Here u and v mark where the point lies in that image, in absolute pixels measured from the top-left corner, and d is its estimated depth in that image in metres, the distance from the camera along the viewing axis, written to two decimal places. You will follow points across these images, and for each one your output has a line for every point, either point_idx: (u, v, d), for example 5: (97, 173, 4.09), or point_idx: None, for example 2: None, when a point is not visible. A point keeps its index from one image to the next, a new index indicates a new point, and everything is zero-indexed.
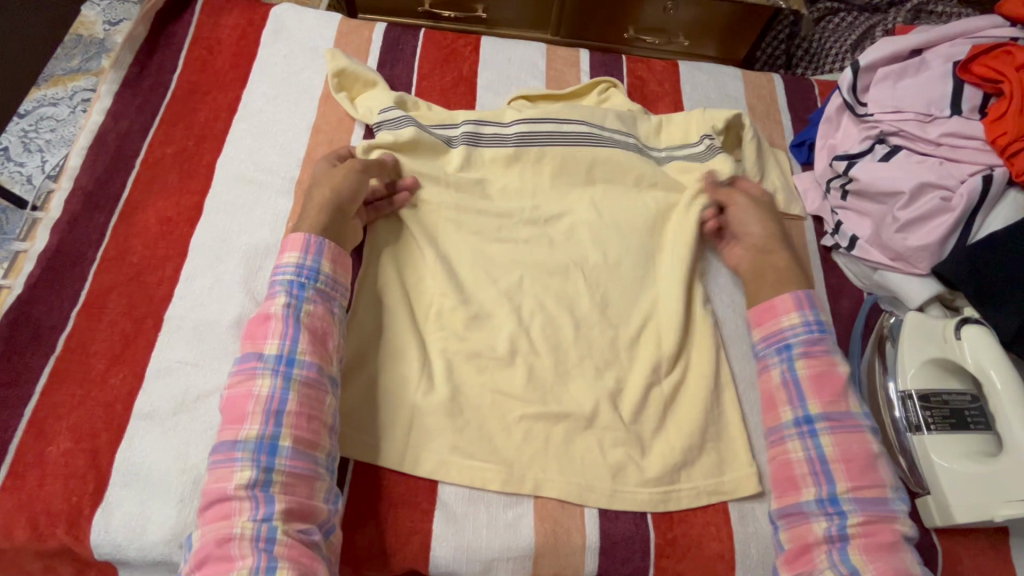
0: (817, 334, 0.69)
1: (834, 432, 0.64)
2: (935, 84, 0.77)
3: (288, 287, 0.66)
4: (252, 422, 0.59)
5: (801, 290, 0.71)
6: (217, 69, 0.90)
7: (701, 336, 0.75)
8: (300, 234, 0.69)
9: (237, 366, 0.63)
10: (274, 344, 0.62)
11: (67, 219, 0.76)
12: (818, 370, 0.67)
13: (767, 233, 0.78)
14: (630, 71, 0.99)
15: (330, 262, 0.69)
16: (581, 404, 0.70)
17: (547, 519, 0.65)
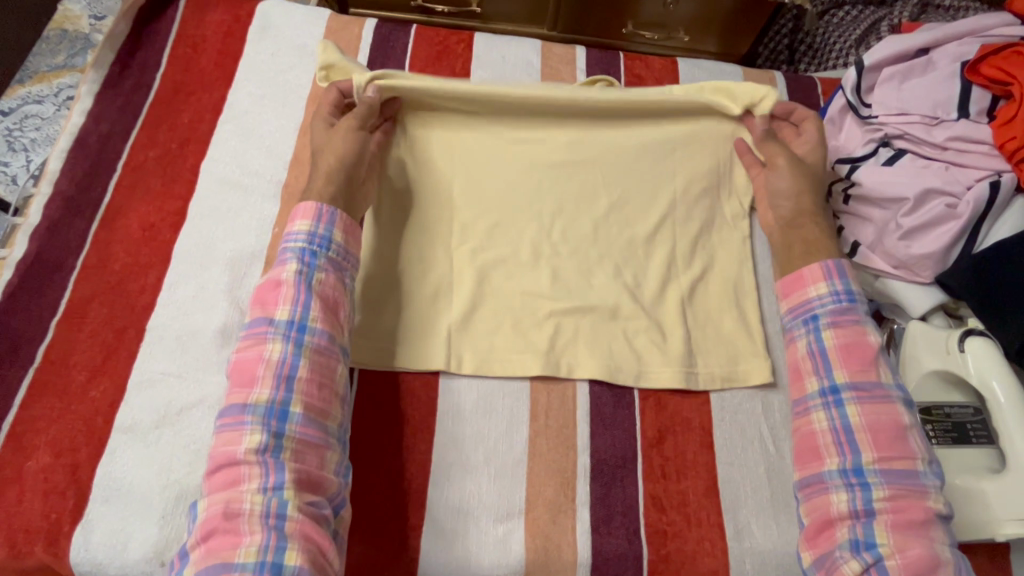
0: (846, 305, 0.66)
1: (861, 403, 0.62)
2: (942, 85, 0.74)
3: (300, 255, 0.64)
4: (262, 386, 0.57)
5: (831, 259, 0.68)
6: (201, 67, 0.87)
7: (723, 244, 0.81)
8: (312, 203, 0.67)
9: (246, 331, 0.61)
10: (286, 310, 0.61)
11: (46, 225, 0.74)
12: (846, 340, 0.65)
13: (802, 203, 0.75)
14: (628, 70, 0.96)
15: (343, 233, 0.67)
16: (606, 297, 0.75)
17: (537, 536, 0.64)
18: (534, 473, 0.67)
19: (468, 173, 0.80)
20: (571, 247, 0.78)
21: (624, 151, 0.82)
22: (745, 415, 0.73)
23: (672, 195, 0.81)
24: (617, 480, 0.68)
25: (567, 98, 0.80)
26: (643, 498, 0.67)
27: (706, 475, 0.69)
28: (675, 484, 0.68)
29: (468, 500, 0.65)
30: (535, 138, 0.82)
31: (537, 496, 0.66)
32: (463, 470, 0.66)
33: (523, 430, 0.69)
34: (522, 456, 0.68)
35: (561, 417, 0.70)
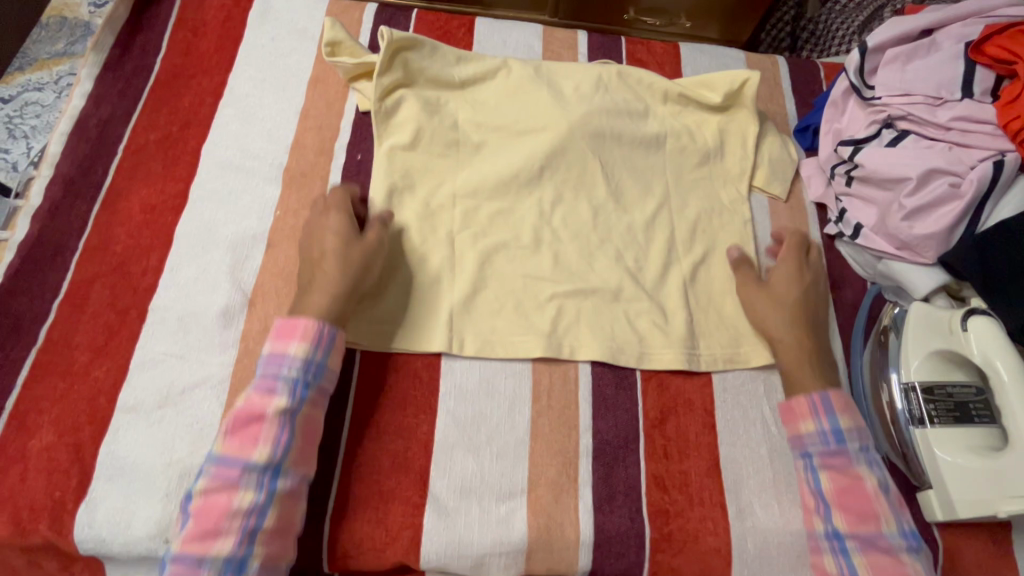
0: (835, 447, 0.63)
1: (866, 553, 0.59)
2: (945, 65, 0.74)
3: (292, 386, 0.60)
4: (226, 538, 0.54)
5: (819, 393, 0.65)
6: (202, 52, 0.87)
7: (722, 232, 0.81)
8: (311, 323, 0.63)
9: (215, 466, 0.57)
10: (263, 452, 0.57)
11: (48, 207, 0.74)
12: (842, 485, 0.62)
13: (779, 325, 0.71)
14: (630, 54, 0.96)
15: (338, 358, 0.64)
16: (608, 279, 0.76)
17: (540, 515, 0.64)
18: (536, 454, 0.67)
19: (470, 158, 0.81)
20: (572, 229, 0.78)
21: (618, 133, 0.83)
22: (745, 396, 0.73)
23: (666, 183, 0.83)
24: (619, 460, 0.68)
25: (557, 93, 0.85)
26: (645, 478, 0.67)
27: (708, 455, 0.69)
28: (677, 465, 0.68)
29: (470, 479, 0.65)
30: (535, 128, 0.82)
31: (539, 476, 0.66)
32: (466, 450, 0.66)
33: (525, 411, 0.69)
34: (524, 437, 0.68)
35: (563, 398, 0.70)
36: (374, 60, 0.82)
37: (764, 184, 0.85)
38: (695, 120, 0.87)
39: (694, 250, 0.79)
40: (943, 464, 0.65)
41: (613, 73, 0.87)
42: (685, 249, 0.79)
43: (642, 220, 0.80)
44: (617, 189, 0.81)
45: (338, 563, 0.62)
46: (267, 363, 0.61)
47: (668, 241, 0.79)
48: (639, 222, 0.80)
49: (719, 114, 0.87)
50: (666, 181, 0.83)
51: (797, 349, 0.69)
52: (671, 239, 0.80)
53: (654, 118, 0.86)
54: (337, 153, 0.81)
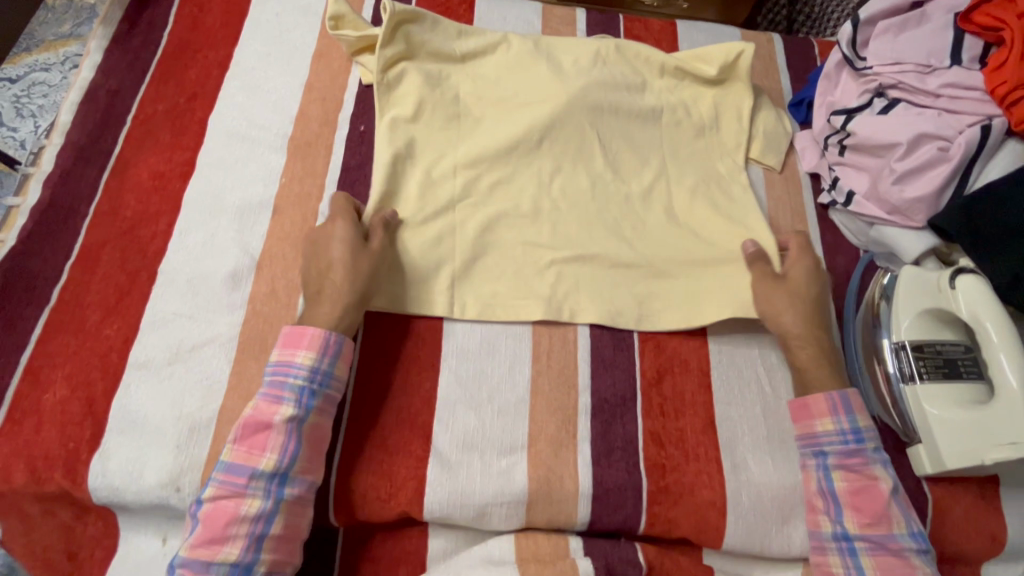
0: (853, 447, 0.65)
1: (874, 555, 0.63)
2: (935, 35, 0.76)
3: (298, 395, 0.61)
4: (233, 544, 0.57)
5: (837, 392, 0.67)
6: (208, 26, 0.88)
7: (722, 203, 0.82)
8: (317, 332, 0.63)
9: (224, 472, 0.59)
10: (271, 460, 0.59)
11: (59, 173, 0.75)
12: (856, 487, 0.64)
13: (798, 324, 0.70)
14: (628, 31, 0.98)
15: (345, 364, 0.65)
16: (606, 245, 0.77)
17: (540, 467, 0.66)
18: (536, 411, 0.69)
19: (471, 128, 0.82)
20: (571, 198, 0.80)
21: (617, 106, 0.84)
22: (740, 356, 0.74)
23: (665, 155, 0.84)
24: (617, 417, 0.70)
25: (558, 66, 0.86)
26: (642, 434, 0.69)
27: (704, 413, 0.71)
28: (674, 422, 0.70)
29: (472, 433, 0.67)
30: (536, 101, 0.83)
31: (539, 432, 0.68)
32: (468, 407, 0.68)
33: (524, 371, 0.71)
34: (524, 395, 0.70)
35: (562, 358, 0.72)
36: (376, 34, 0.84)
37: (759, 156, 0.87)
38: (692, 93, 0.89)
39: (691, 218, 0.81)
40: (932, 419, 0.67)
41: (611, 47, 0.89)
42: (682, 216, 0.81)
43: (640, 189, 0.82)
44: (615, 161, 0.83)
45: (344, 514, 0.64)
46: (275, 371, 0.62)
47: (665, 209, 0.81)
48: (637, 190, 0.81)
49: (715, 88, 0.89)
50: (664, 152, 0.84)
51: (812, 351, 0.70)
52: (668, 208, 0.81)
53: (651, 92, 0.87)
54: (341, 124, 0.83)
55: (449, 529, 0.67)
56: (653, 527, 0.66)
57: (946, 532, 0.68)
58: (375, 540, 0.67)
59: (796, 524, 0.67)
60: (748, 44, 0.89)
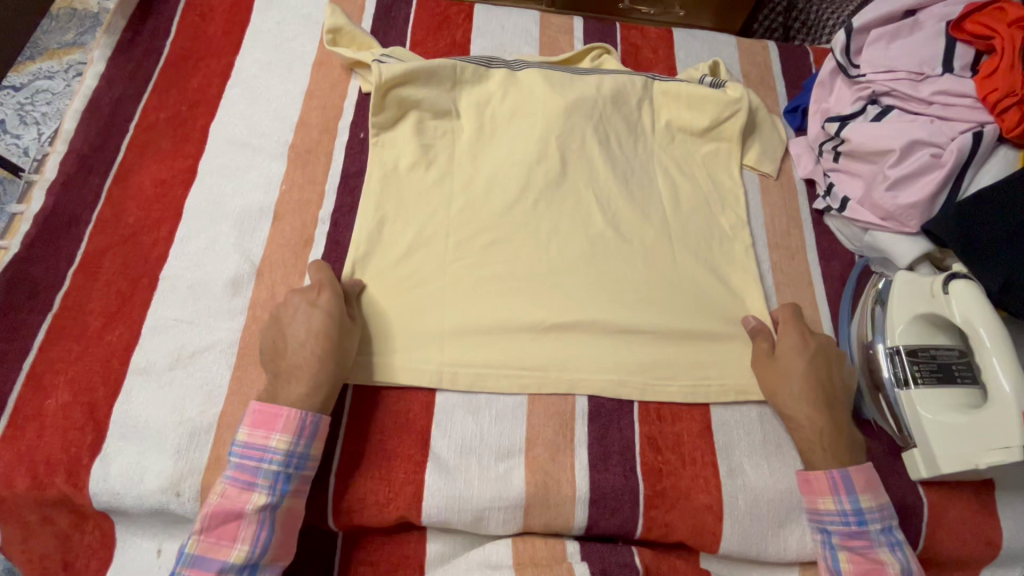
0: (856, 528, 0.64)
1: None
2: (928, 43, 0.77)
3: (272, 481, 0.59)
4: None
5: (838, 470, 0.65)
6: (209, 36, 0.90)
7: (724, 256, 0.81)
8: (295, 414, 0.61)
9: (191, 563, 0.58)
10: (241, 552, 0.58)
11: (62, 181, 0.76)
12: (862, 569, 0.63)
13: (799, 396, 0.68)
14: (625, 39, 0.99)
15: (321, 444, 0.63)
16: (603, 257, 0.78)
17: (537, 472, 0.66)
18: (533, 417, 0.69)
19: (473, 141, 0.84)
20: (569, 263, 0.78)
21: (613, 158, 0.85)
22: (737, 360, 0.75)
23: (665, 211, 0.83)
24: (614, 422, 0.70)
25: (557, 106, 0.85)
26: (639, 439, 0.69)
27: (700, 418, 0.71)
28: (671, 427, 0.71)
29: (470, 439, 0.67)
30: (534, 146, 0.83)
31: (537, 436, 0.68)
32: (466, 411, 0.69)
33: (524, 375, 0.71)
34: (521, 399, 0.70)
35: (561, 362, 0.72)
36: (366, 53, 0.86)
37: (755, 163, 0.88)
38: (682, 145, 0.88)
39: (693, 281, 0.79)
40: (927, 423, 0.67)
41: (611, 96, 0.87)
42: (683, 266, 0.80)
43: (642, 247, 0.80)
44: (613, 218, 0.81)
45: (342, 518, 0.64)
46: (243, 455, 0.60)
47: (662, 224, 0.82)
48: (639, 248, 0.80)
49: (713, 133, 0.88)
50: (663, 210, 0.83)
51: (818, 429, 0.67)
52: (665, 223, 0.82)
53: (646, 144, 0.87)
54: (341, 131, 0.84)
55: (447, 533, 0.68)
56: (650, 531, 0.67)
57: (942, 537, 0.68)
58: (367, 542, 0.67)
59: (792, 529, 0.67)
60: (744, 90, 0.88)
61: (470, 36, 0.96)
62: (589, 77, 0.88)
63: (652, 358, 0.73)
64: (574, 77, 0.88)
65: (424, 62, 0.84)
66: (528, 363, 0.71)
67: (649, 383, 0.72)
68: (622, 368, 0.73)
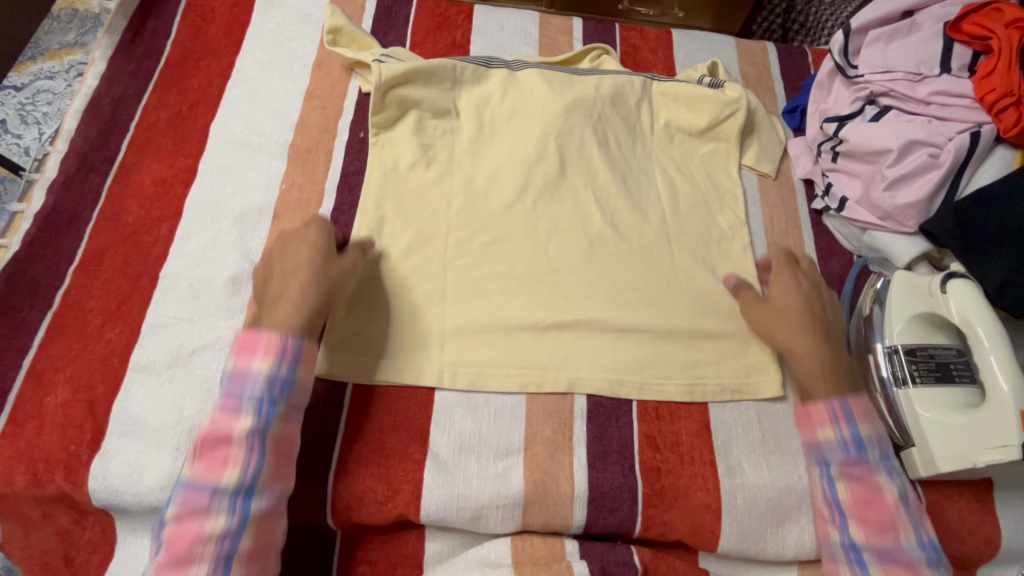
0: (856, 456, 0.63)
1: (883, 567, 0.59)
2: (925, 44, 0.78)
3: (257, 405, 0.58)
4: (201, 564, 0.54)
5: (837, 401, 0.65)
6: (210, 36, 0.90)
7: (724, 257, 0.81)
8: (273, 337, 0.61)
9: (182, 491, 0.56)
10: (232, 475, 0.56)
11: (63, 180, 0.76)
12: (861, 496, 0.62)
13: (790, 332, 0.70)
14: (624, 40, 0.99)
15: (307, 369, 0.62)
16: (602, 257, 0.79)
17: (536, 470, 0.66)
18: (532, 415, 0.70)
19: (472, 140, 0.84)
20: (568, 263, 0.78)
21: (612, 157, 0.85)
22: (736, 360, 0.75)
23: (663, 210, 0.83)
24: (612, 420, 0.70)
25: (556, 106, 0.85)
26: (637, 438, 0.70)
27: (699, 417, 0.72)
28: (669, 425, 0.71)
29: (468, 437, 0.68)
30: (533, 146, 0.83)
31: (536, 435, 0.68)
32: (464, 410, 0.69)
33: (523, 374, 0.71)
34: (520, 397, 0.70)
35: (560, 360, 0.72)
36: (366, 53, 0.87)
37: (753, 163, 0.88)
38: (681, 146, 0.88)
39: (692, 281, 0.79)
40: (926, 421, 0.67)
41: (609, 96, 0.87)
42: (681, 266, 0.80)
43: (640, 247, 0.80)
44: (612, 217, 0.82)
45: (341, 516, 0.65)
46: (230, 381, 0.59)
47: (660, 223, 0.82)
48: (638, 247, 0.80)
49: (712, 132, 0.88)
50: (662, 209, 0.83)
51: (815, 357, 0.67)
52: (664, 222, 0.82)
53: (645, 143, 0.87)
54: (341, 131, 0.84)
55: (446, 532, 0.68)
56: (648, 530, 0.67)
57: (941, 536, 0.68)
58: (366, 541, 0.67)
59: (790, 527, 0.67)
60: (742, 91, 0.88)
61: (470, 37, 0.96)
62: (588, 77, 0.88)
63: (650, 357, 0.74)
64: (572, 77, 0.88)
65: (424, 62, 0.84)
66: (527, 362, 0.72)
67: (647, 382, 0.72)
68: (621, 367, 0.73)
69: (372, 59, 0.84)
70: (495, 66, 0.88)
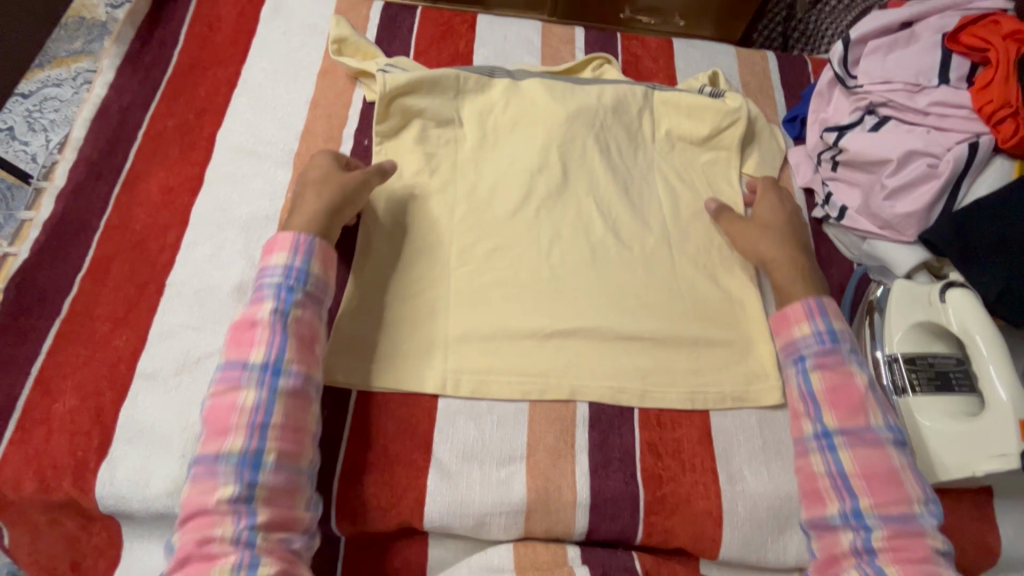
0: (830, 345, 0.68)
1: (854, 447, 0.63)
2: (923, 54, 0.78)
3: (276, 291, 0.65)
4: (236, 435, 0.59)
5: (813, 299, 0.71)
6: (216, 45, 0.91)
7: (726, 265, 0.82)
8: (289, 235, 0.69)
9: (219, 376, 0.62)
10: (260, 353, 0.62)
11: (71, 188, 0.77)
12: (833, 383, 0.66)
13: (767, 251, 0.78)
14: (625, 49, 1.00)
15: (319, 264, 0.69)
16: (604, 265, 0.79)
17: (538, 478, 0.67)
18: (534, 423, 0.70)
19: (475, 149, 0.85)
20: (571, 271, 0.78)
21: (613, 166, 0.86)
22: (738, 367, 0.75)
23: (665, 218, 0.84)
24: (614, 427, 0.71)
25: (559, 115, 0.86)
26: (639, 445, 0.70)
27: (700, 425, 0.72)
28: (670, 432, 0.71)
29: (471, 444, 0.68)
30: (535, 155, 0.84)
31: (538, 442, 0.69)
32: (467, 417, 0.70)
33: (525, 383, 0.71)
34: (523, 405, 0.71)
35: (562, 368, 0.73)
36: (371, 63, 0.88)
37: (753, 172, 0.88)
38: (682, 155, 0.89)
39: (693, 289, 0.80)
40: (925, 429, 0.68)
41: (611, 107, 0.88)
42: (682, 274, 0.80)
43: (641, 255, 0.81)
44: (614, 225, 0.82)
45: (345, 524, 0.65)
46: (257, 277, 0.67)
47: (662, 232, 0.83)
48: (639, 255, 0.81)
49: (713, 142, 0.89)
50: (663, 217, 0.84)
51: (790, 269, 0.75)
52: (665, 231, 0.83)
53: (646, 152, 0.88)
54: (346, 140, 0.85)
55: (449, 539, 0.68)
56: (650, 537, 0.67)
57: None
58: (370, 548, 0.68)
59: (791, 535, 0.68)
60: (743, 100, 0.89)
61: (473, 46, 0.97)
62: (590, 86, 0.89)
63: (652, 365, 0.74)
64: (574, 86, 0.89)
65: (428, 72, 0.86)
66: (530, 371, 0.72)
67: (649, 390, 0.73)
68: (623, 375, 0.73)
69: (376, 68, 0.85)
70: (497, 75, 0.89)
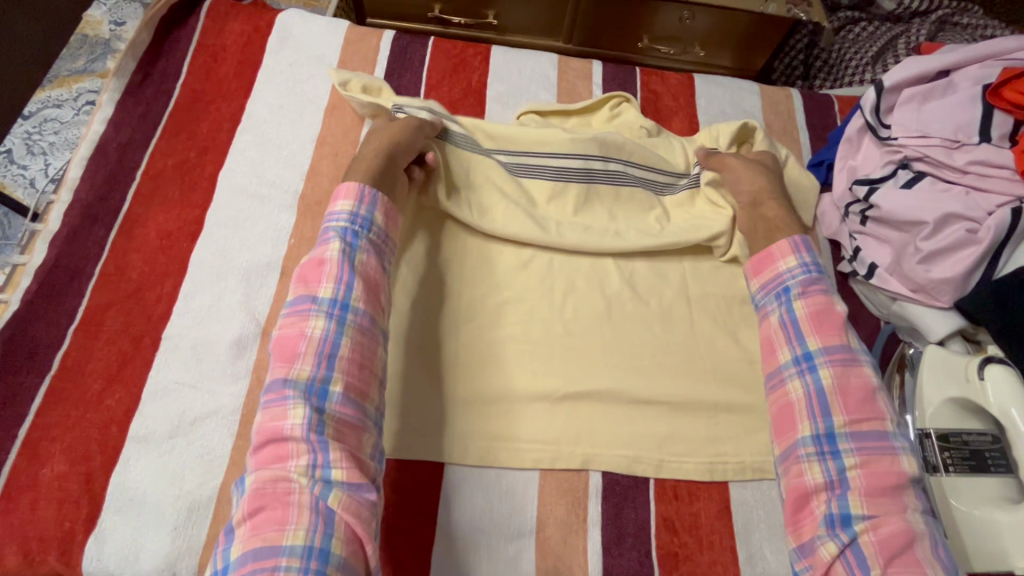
0: (815, 275, 0.68)
1: (833, 365, 0.63)
2: (962, 107, 0.74)
3: (343, 234, 0.65)
4: (304, 362, 0.58)
5: (798, 235, 0.71)
6: (220, 77, 0.88)
7: (748, 325, 0.78)
8: (354, 184, 0.68)
9: (288, 308, 0.62)
10: (329, 288, 0.61)
11: (65, 233, 0.74)
12: (816, 308, 0.66)
13: (759, 185, 0.78)
14: (645, 85, 0.96)
15: (382, 215, 0.68)
16: (620, 320, 0.76)
17: (549, 556, 0.64)
18: (545, 492, 0.67)
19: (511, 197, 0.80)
20: (586, 329, 0.75)
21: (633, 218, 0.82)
22: (758, 435, 0.72)
23: (684, 272, 0.80)
24: (628, 500, 0.67)
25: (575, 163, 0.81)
26: (654, 520, 0.67)
27: (719, 499, 0.68)
28: (687, 506, 0.68)
29: (479, 517, 0.65)
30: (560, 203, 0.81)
31: (548, 516, 0.66)
32: (475, 488, 0.66)
33: (536, 453, 0.68)
34: (533, 473, 0.67)
35: (575, 435, 0.69)
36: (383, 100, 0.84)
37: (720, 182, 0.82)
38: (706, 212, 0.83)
39: (713, 348, 0.76)
40: (959, 513, 0.64)
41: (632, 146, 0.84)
42: (701, 333, 0.77)
43: (659, 310, 0.77)
44: (631, 277, 0.79)
45: None
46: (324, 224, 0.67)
47: (681, 285, 0.79)
48: (656, 311, 0.77)
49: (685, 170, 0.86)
50: (683, 270, 0.81)
51: (779, 203, 0.76)
52: (684, 284, 0.80)
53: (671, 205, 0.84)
54: None
55: None
56: None
57: None
58: None
59: None
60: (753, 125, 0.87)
61: (485, 79, 0.93)
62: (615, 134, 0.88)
63: (669, 433, 0.70)
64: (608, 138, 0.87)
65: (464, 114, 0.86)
66: (542, 439, 0.68)
67: (665, 460, 0.69)
68: (638, 444, 0.69)
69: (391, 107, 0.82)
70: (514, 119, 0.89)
